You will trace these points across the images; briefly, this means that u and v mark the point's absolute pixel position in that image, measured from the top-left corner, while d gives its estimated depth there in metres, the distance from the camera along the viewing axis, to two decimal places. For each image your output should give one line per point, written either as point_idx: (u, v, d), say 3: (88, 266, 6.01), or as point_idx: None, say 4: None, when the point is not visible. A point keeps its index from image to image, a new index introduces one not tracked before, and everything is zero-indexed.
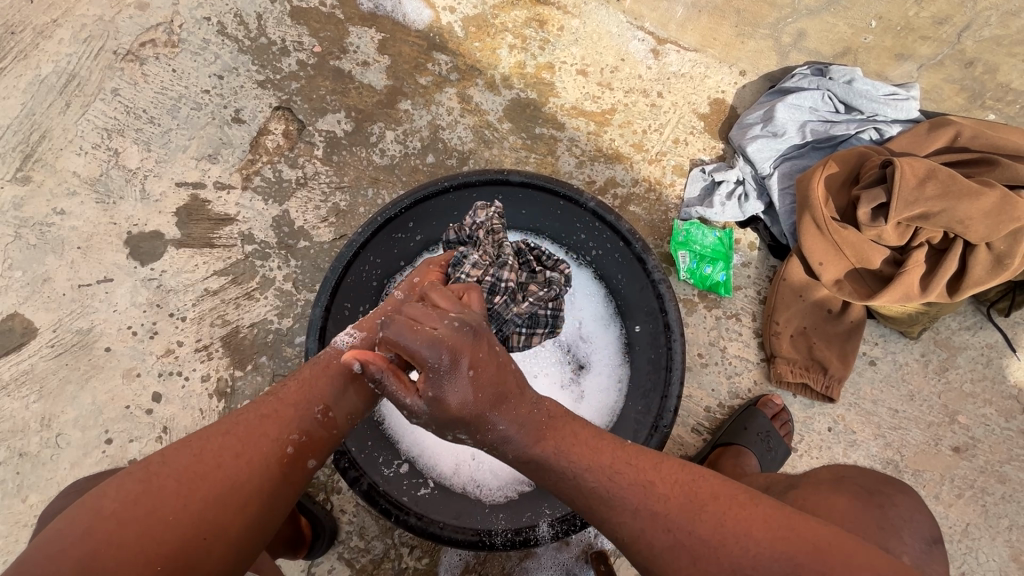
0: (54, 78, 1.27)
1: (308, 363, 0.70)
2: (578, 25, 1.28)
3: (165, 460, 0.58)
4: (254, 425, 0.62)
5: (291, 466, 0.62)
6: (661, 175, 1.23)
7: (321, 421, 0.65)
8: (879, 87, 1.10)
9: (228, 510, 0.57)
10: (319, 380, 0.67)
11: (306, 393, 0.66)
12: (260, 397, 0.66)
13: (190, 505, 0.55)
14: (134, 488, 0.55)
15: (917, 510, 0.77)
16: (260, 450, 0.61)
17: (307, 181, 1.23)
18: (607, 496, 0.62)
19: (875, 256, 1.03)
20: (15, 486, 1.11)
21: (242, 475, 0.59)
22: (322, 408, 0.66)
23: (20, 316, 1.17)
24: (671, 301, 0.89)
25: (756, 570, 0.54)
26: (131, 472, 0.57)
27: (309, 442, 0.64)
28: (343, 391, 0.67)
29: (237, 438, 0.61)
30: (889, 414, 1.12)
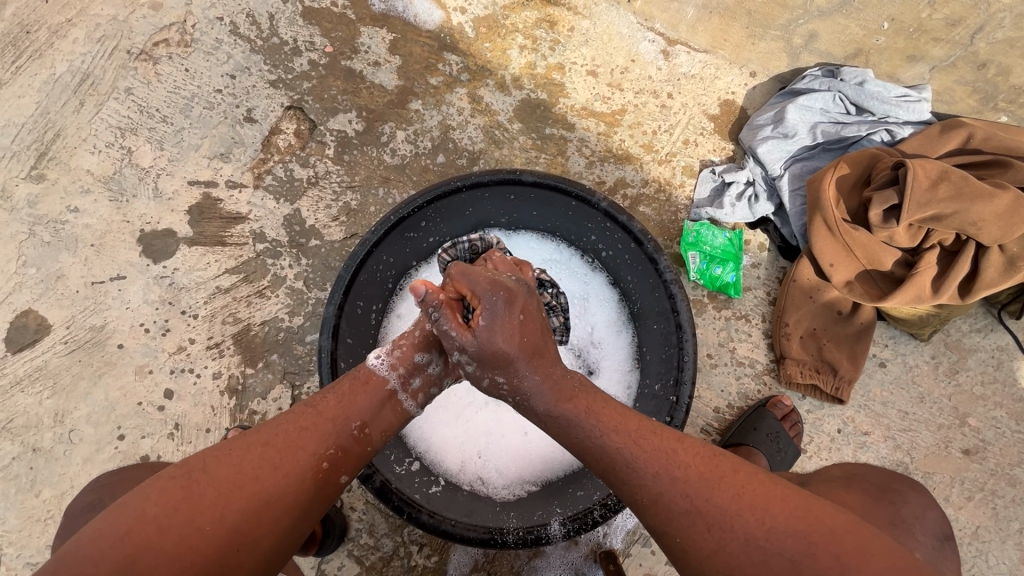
0: (68, 78, 1.28)
1: (348, 376, 0.71)
2: (588, 26, 1.28)
3: (203, 469, 0.58)
4: (293, 437, 0.62)
5: (325, 480, 0.63)
6: (671, 176, 1.23)
7: (357, 438, 0.66)
8: (891, 88, 1.10)
9: (262, 522, 0.57)
10: (359, 397, 0.69)
11: (345, 410, 0.67)
12: (297, 408, 0.66)
13: (229, 515, 0.56)
14: (172, 494, 0.56)
15: (927, 506, 0.79)
16: (298, 463, 0.61)
17: (318, 180, 1.24)
18: (630, 458, 0.63)
19: (886, 257, 1.03)
20: (29, 481, 1.12)
21: (280, 486, 0.59)
22: (360, 425, 0.67)
23: (35, 312, 1.18)
24: (683, 302, 0.88)
25: (771, 544, 0.55)
26: (171, 475, 0.58)
27: (344, 457, 0.65)
28: (379, 408, 0.69)
29: (277, 450, 0.61)
30: (899, 416, 1.11)
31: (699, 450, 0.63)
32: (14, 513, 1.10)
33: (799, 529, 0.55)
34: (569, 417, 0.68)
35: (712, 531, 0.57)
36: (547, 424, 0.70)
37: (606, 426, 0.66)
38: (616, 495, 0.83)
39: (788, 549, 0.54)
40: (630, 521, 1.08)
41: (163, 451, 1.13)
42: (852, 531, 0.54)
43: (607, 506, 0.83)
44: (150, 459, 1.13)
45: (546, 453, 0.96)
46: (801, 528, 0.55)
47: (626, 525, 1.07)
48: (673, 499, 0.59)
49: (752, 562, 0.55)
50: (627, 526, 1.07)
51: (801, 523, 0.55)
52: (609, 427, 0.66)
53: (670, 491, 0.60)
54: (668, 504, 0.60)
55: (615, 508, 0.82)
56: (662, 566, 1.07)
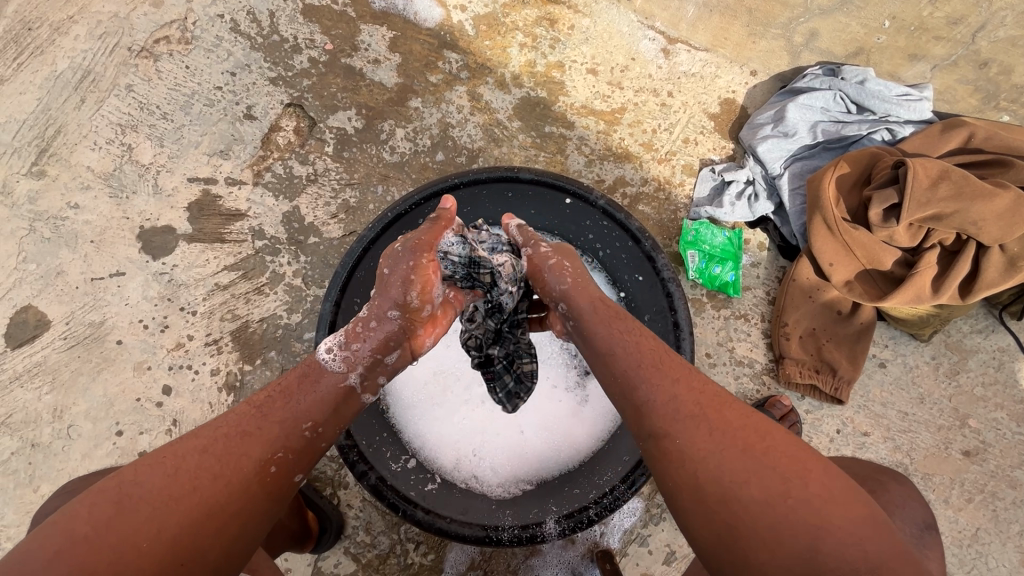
0: (69, 74, 1.28)
1: (295, 371, 0.70)
2: (589, 24, 1.28)
3: (140, 481, 0.57)
4: (235, 443, 0.61)
5: (275, 483, 0.62)
6: (670, 174, 1.22)
7: (308, 438, 0.65)
8: (892, 87, 1.09)
9: (207, 531, 0.56)
10: (307, 397, 0.67)
11: (290, 410, 0.65)
12: (238, 412, 0.64)
13: (169, 527, 0.54)
14: (105, 511, 0.54)
15: (910, 497, 0.79)
16: (243, 469, 0.60)
17: (317, 177, 1.24)
18: (647, 367, 0.65)
19: (887, 257, 1.02)
20: (27, 476, 1.12)
21: (224, 494, 0.58)
22: (310, 425, 0.65)
23: (34, 308, 1.19)
24: (680, 299, 0.89)
25: (764, 458, 0.55)
26: (102, 491, 0.56)
27: (294, 457, 0.64)
28: (329, 408, 0.68)
29: (218, 457, 0.60)
30: (899, 417, 1.11)
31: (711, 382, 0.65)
32: (12, 508, 1.11)
33: (797, 459, 0.55)
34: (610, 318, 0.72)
35: (714, 436, 0.57)
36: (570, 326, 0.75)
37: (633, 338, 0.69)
38: (613, 494, 0.86)
39: (780, 469, 0.54)
40: (628, 520, 1.07)
41: (161, 447, 1.13)
42: (839, 474, 0.55)
43: (603, 505, 0.86)
44: (148, 455, 1.13)
45: (542, 452, 0.94)
46: (797, 455, 0.55)
47: (624, 524, 1.07)
48: (680, 403, 0.60)
49: (742, 469, 0.55)
50: (624, 526, 1.07)
51: (796, 452, 0.56)
52: (637, 342, 0.68)
53: (683, 396, 0.61)
54: (675, 410, 0.60)
55: (610, 507, 0.85)
56: (659, 565, 1.07)
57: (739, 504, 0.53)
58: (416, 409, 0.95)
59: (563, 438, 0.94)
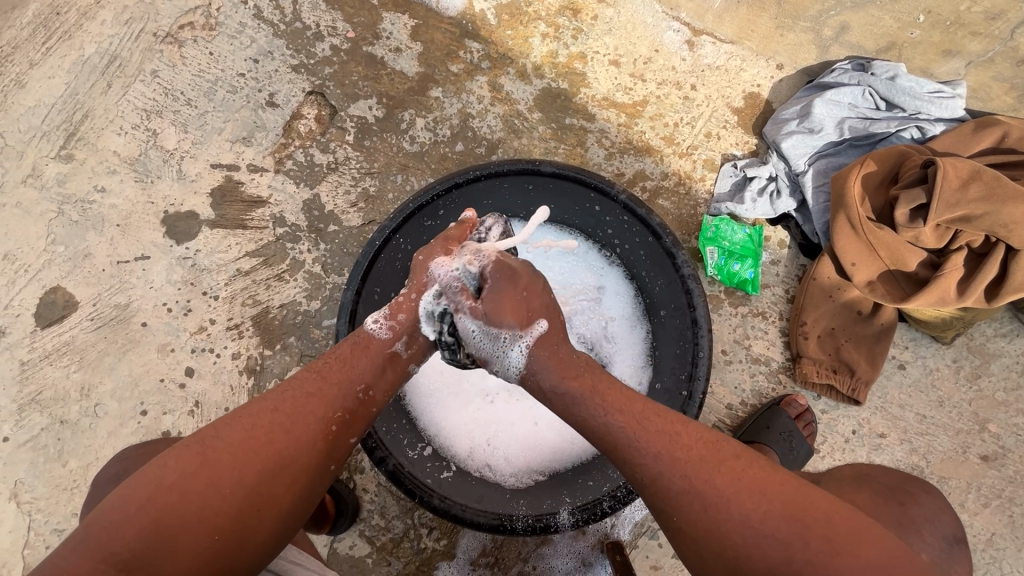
0: (96, 59, 1.31)
1: (348, 341, 0.72)
2: (612, 14, 1.26)
3: (218, 434, 0.61)
4: (301, 402, 0.65)
5: (335, 441, 0.66)
6: (691, 169, 1.21)
7: (362, 400, 0.68)
8: (923, 84, 1.07)
9: (278, 482, 0.61)
10: (359, 361, 0.70)
11: (349, 372, 0.69)
12: (301, 374, 0.68)
13: (247, 477, 0.59)
14: (189, 461, 0.58)
15: (940, 510, 0.78)
16: (308, 428, 0.64)
17: (338, 166, 1.25)
18: (633, 440, 0.63)
19: (912, 258, 0.99)
20: (57, 451, 1.16)
21: (291, 449, 0.62)
22: (364, 388, 0.69)
23: (63, 289, 1.22)
24: (700, 298, 0.87)
25: (763, 526, 0.55)
26: (187, 444, 0.60)
27: (351, 418, 0.67)
28: (382, 371, 0.71)
29: (286, 414, 0.64)
30: (916, 419, 1.10)
31: (700, 432, 0.64)
32: (42, 482, 1.14)
33: (797, 515, 0.55)
34: (577, 396, 0.67)
35: (710, 513, 0.57)
36: (553, 401, 0.69)
37: (612, 406, 0.66)
38: (626, 487, 0.84)
39: (782, 532, 0.55)
40: (638, 513, 1.08)
41: (184, 427, 1.15)
42: (843, 514, 0.56)
43: (616, 498, 0.84)
44: (172, 434, 1.16)
45: (555, 444, 0.95)
46: (798, 513, 0.55)
47: (634, 517, 1.08)
48: (674, 480, 0.60)
49: (743, 544, 0.56)
50: (635, 519, 1.08)
51: (796, 509, 0.56)
52: (616, 408, 0.66)
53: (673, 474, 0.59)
54: (667, 486, 0.60)
55: (623, 500, 0.83)
56: (668, 559, 1.07)
57: (750, 574, 0.55)
58: (432, 397, 0.96)
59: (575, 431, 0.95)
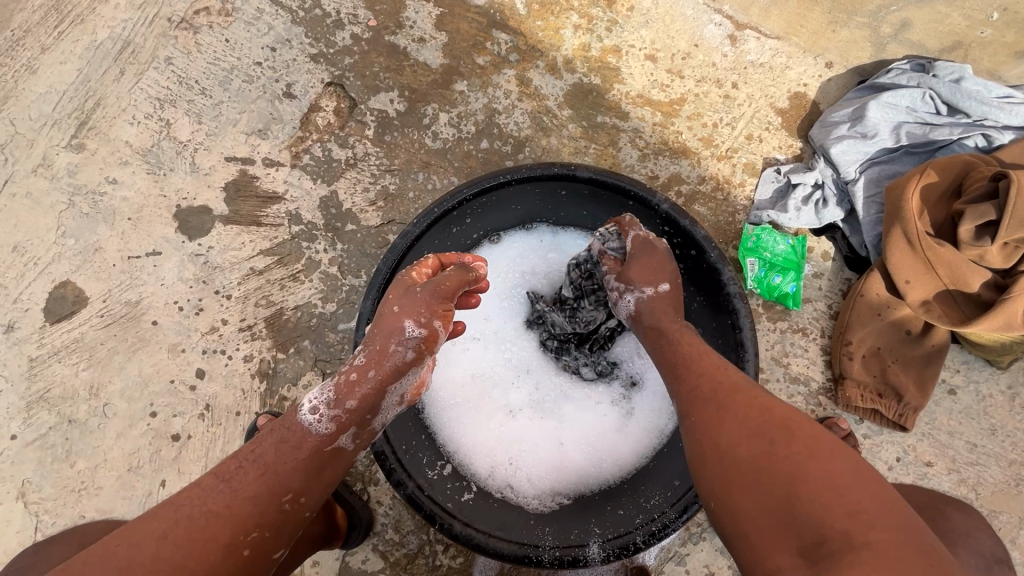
0: (109, 45, 1.26)
1: (274, 435, 0.64)
2: (649, 5, 1.19)
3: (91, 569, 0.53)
4: (199, 524, 0.57)
5: (247, 562, 0.58)
6: (730, 173, 1.14)
7: (285, 511, 0.61)
8: (990, 88, 0.99)
9: None
10: (282, 465, 0.62)
11: (263, 483, 0.60)
12: (206, 484, 0.60)
13: None
14: None
15: (977, 528, 0.75)
16: (209, 553, 0.56)
17: (356, 162, 1.19)
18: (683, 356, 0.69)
19: (973, 278, 0.92)
20: (64, 452, 1.12)
21: None
22: (289, 496, 0.61)
23: (73, 283, 1.19)
24: (746, 317, 0.78)
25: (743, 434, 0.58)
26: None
27: (267, 534, 0.59)
28: (311, 475, 0.63)
29: (180, 541, 0.55)
30: (966, 448, 1.03)
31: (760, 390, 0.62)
32: (50, 482, 1.11)
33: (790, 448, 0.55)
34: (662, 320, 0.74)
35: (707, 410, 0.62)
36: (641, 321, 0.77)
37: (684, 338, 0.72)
38: (662, 521, 0.77)
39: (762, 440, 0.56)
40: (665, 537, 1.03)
41: (194, 431, 1.11)
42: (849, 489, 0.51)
43: (649, 532, 0.77)
44: (181, 438, 1.12)
45: (583, 467, 0.90)
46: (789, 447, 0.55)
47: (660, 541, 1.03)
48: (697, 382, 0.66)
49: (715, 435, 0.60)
50: (661, 543, 1.02)
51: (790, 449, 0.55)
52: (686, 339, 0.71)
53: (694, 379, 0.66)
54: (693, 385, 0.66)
55: (658, 535, 0.76)
56: None
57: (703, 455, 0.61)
58: (453, 412, 0.92)
59: (603, 454, 0.90)
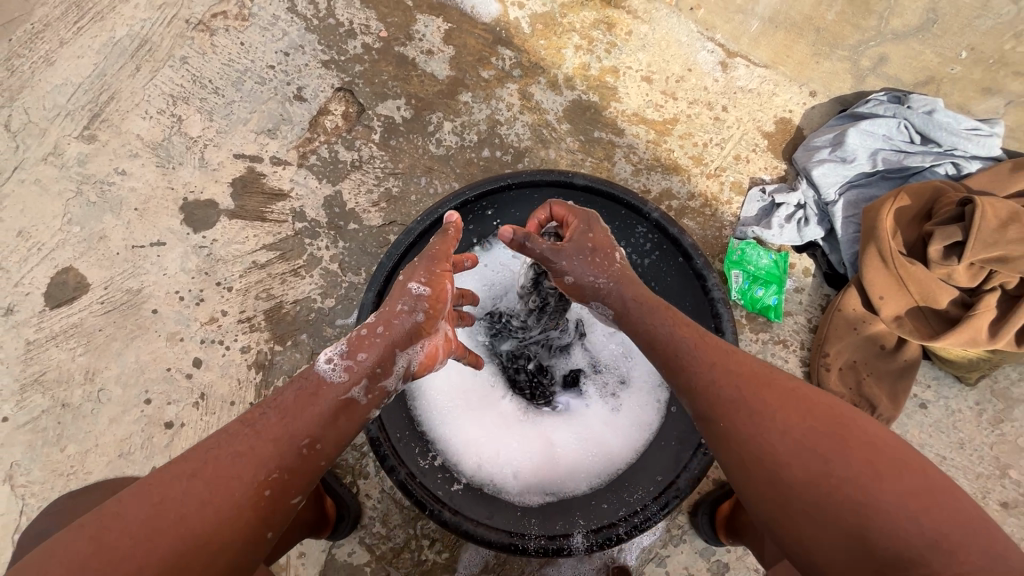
0: (127, 42, 1.31)
1: (294, 383, 0.65)
2: (647, 31, 1.26)
3: (126, 503, 0.54)
4: (223, 467, 0.58)
5: (269, 509, 0.59)
6: (718, 191, 1.20)
7: (303, 456, 0.61)
8: (961, 120, 1.06)
9: (200, 557, 0.54)
10: (302, 413, 0.63)
11: (286, 429, 0.61)
12: (232, 429, 0.61)
13: (151, 558, 0.52)
14: (85, 549, 0.51)
15: None
16: (233, 496, 0.57)
17: (362, 164, 1.24)
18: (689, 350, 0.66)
19: (942, 295, 0.98)
20: (55, 435, 1.13)
21: (211, 521, 0.55)
22: (307, 443, 0.62)
23: (75, 270, 1.21)
24: (728, 320, 0.84)
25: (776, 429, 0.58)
26: (105, 509, 0.54)
27: (289, 477, 0.60)
28: (330, 424, 0.64)
29: (204, 480, 0.56)
30: (936, 461, 1.07)
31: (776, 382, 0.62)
32: (39, 465, 1.12)
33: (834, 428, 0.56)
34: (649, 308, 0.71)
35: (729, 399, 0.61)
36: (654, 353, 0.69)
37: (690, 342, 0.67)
38: (642, 514, 0.81)
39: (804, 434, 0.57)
40: (647, 538, 1.05)
41: (188, 419, 1.13)
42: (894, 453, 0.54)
43: (631, 523, 0.81)
44: (174, 426, 1.13)
45: (571, 465, 0.90)
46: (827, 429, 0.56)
47: (642, 542, 1.05)
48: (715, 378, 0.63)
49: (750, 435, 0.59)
50: (643, 544, 1.05)
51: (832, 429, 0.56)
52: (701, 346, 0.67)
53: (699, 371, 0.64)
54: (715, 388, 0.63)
55: (639, 526, 0.81)
56: None
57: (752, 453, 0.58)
58: (442, 413, 0.92)
59: (592, 452, 0.91)
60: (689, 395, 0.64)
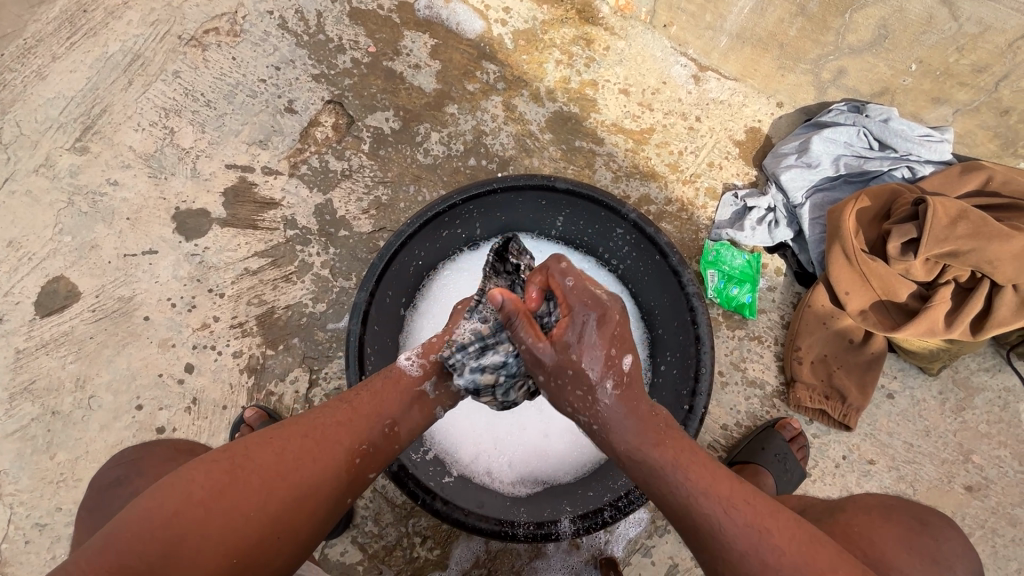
0: (119, 57, 1.34)
1: (380, 375, 0.75)
2: (623, 46, 1.34)
3: (249, 454, 0.64)
4: (331, 429, 0.68)
5: (356, 475, 0.68)
6: (693, 196, 1.26)
7: (387, 435, 0.71)
8: (914, 127, 1.13)
9: (299, 513, 0.63)
10: (389, 395, 0.73)
11: (378, 406, 0.71)
12: (332, 405, 0.71)
13: (270, 504, 0.61)
14: (219, 478, 0.61)
15: (962, 544, 0.79)
16: (333, 457, 0.67)
17: (352, 173, 1.28)
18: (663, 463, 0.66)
19: (902, 289, 1.04)
20: (45, 443, 1.13)
21: (318, 477, 0.65)
22: (391, 423, 0.72)
23: (66, 279, 1.22)
24: (704, 314, 0.89)
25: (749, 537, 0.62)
26: (218, 459, 0.63)
27: (374, 453, 0.70)
28: (407, 409, 0.73)
29: (315, 442, 0.67)
30: (904, 448, 1.13)
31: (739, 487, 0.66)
32: (28, 473, 1.12)
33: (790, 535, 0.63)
34: (634, 421, 0.68)
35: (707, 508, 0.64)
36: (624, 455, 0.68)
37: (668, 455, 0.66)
38: (627, 497, 0.83)
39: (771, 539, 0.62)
40: (633, 530, 1.08)
41: (180, 424, 1.14)
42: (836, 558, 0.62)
43: (617, 507, 0.83)
44: (166, 431, 1.14)
45: (561, 456, 0.96)
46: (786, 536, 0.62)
47: (629, 533, 1.08)
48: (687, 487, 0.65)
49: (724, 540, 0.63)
50: (629, 535, 1.08)
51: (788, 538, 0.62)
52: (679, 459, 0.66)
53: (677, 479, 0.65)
54: (689, 494, 0.64)
55: (624, 509, 0.83)
56: None
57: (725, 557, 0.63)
58: None
59: (581, 443, 0.96)
60: (666, 498, 0.66)
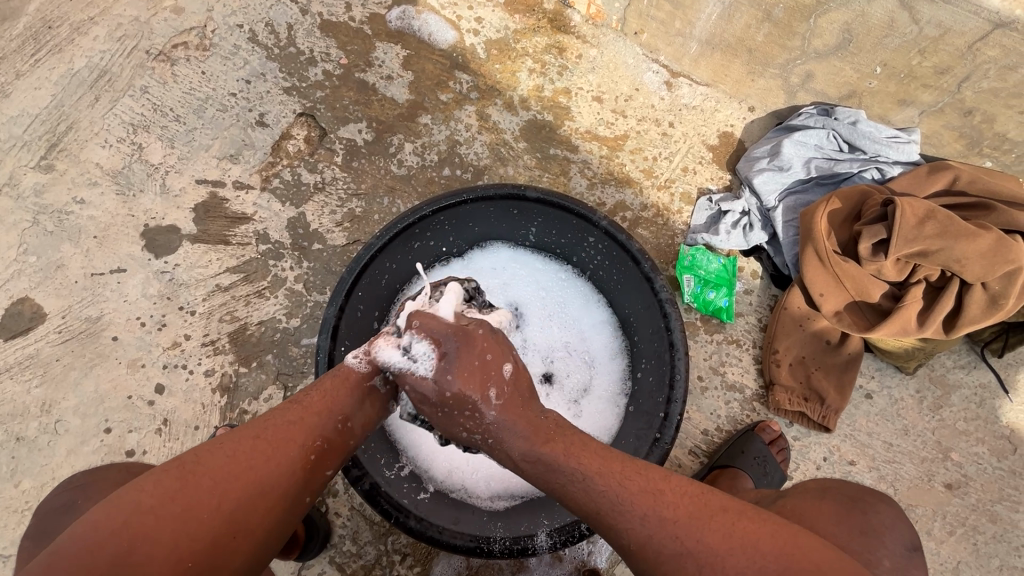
0: (85, 73, 1.32)
1: (327, 375, 0.72)
2: (596, 54, 1.34)
3: (200, 460, 0.61)
4: (281, 429, 0.65)
5: (314, 471, 0.65)
6: (669, 202, 1.26)
7: (340, 430, 0.68)
8: (882, 129, 1.14)
9: (256, 512, 0.60)
10: (338, 393, 0.69)
11: (330, 402, 0.68)
12: (283, 405, 0.68)
13: (225, 504, 0.58)
14: (169, 486, 0.58)
15: (898, 518, 0.77)
16: (287, 455, 0.63)
17: (325, 186, 1.26)
18: (582, 477, 0.64)
19: (875, 289, 1.05)
20: (9, 470, 1.10)
21: (273, 478, 0.62)
22: (343, 418, 0.68)
23: (31, 300, 1.19)
24: (676, 320, 0.88)
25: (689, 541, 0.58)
26: (167, 469, 0.60)
27: (328, 448, 0.67)
28: (360, 402, 0.70)
29: (268, 442, 0.63)
30: (884, 448, 1.13)
31: (679, 484, 0.63)
32: None
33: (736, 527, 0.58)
34: (548, 461, 0.65)
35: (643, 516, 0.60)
36: (530, 469, 0.66)
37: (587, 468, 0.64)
38: None
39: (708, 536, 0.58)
40: None
41: (150, 446, 1.11)
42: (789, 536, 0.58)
43: None
44: (136, 454, 1.11)
45: None
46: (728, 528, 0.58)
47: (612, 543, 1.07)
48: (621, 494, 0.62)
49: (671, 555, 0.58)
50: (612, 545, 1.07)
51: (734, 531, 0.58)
52: (595, 467, 0.64)
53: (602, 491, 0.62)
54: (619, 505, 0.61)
55: None
56: None
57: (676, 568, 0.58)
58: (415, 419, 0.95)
59: None
60: (596, 516, 0.63)
